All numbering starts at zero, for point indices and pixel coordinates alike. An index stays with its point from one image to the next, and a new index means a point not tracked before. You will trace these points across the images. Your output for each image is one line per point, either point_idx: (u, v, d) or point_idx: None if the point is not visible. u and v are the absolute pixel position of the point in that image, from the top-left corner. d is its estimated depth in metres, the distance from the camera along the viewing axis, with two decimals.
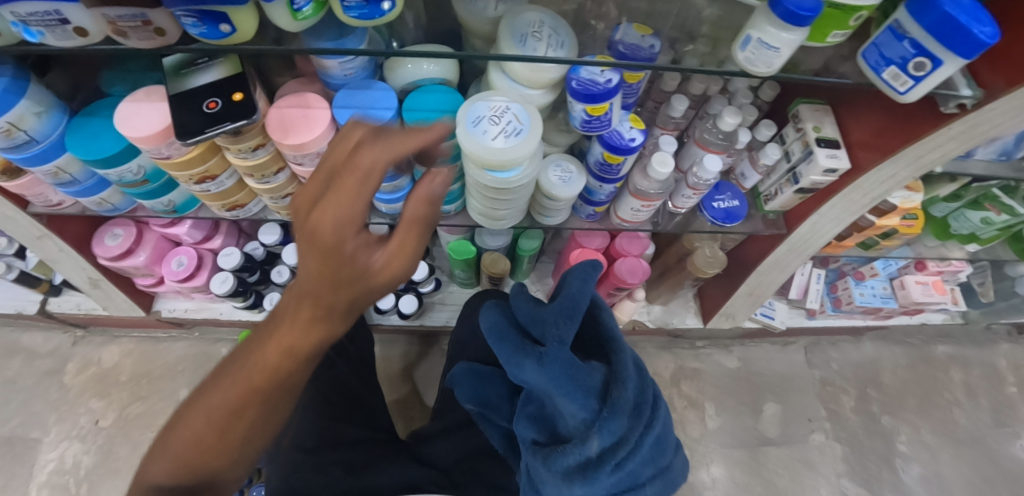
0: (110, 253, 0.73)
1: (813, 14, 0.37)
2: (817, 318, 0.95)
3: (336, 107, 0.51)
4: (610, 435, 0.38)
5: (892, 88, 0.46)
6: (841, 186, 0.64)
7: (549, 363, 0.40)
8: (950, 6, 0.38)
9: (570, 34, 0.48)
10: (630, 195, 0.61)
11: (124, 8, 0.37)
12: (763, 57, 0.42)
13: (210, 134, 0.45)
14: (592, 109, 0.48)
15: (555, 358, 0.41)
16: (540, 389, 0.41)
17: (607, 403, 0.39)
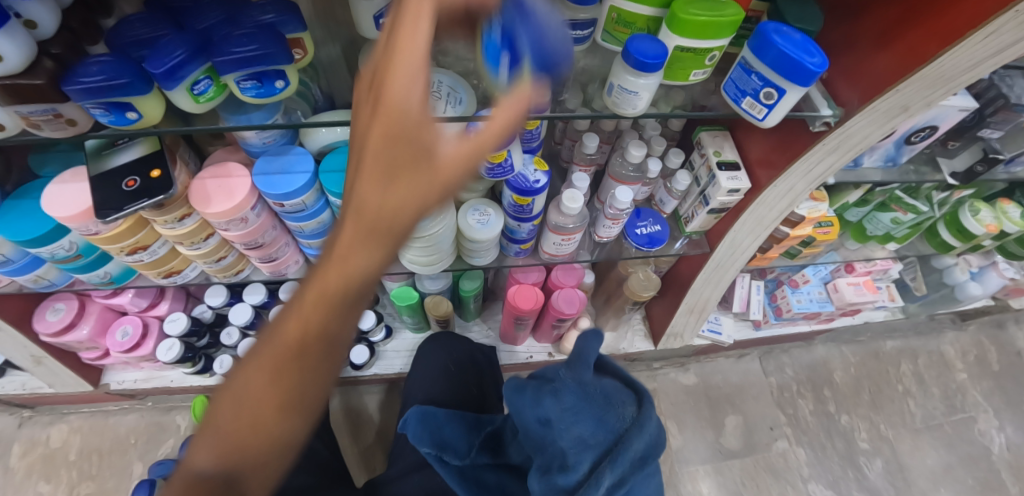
0: (51, 328, 0.74)
1: (660, 61, 0.41)
2: (763, 328, 0.98)
3: (254, 173, 0.53)
4: (618, 468, 0.40)
5: (752, 116, 0.51)
6: (748, 202, 0.68)
7: (565, 397, 0.43)
8: (780, 45, 0.43)
9: (470, 87, 0.52)
10: (550, 231, 0.65)
11: (34, 105, 0.39)
12: (627, 100, 0.46)
13: (127, 211, 0.46)
14: (493, 157, 0.52)
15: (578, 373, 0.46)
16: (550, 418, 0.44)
17: (616, 439, 0.40)
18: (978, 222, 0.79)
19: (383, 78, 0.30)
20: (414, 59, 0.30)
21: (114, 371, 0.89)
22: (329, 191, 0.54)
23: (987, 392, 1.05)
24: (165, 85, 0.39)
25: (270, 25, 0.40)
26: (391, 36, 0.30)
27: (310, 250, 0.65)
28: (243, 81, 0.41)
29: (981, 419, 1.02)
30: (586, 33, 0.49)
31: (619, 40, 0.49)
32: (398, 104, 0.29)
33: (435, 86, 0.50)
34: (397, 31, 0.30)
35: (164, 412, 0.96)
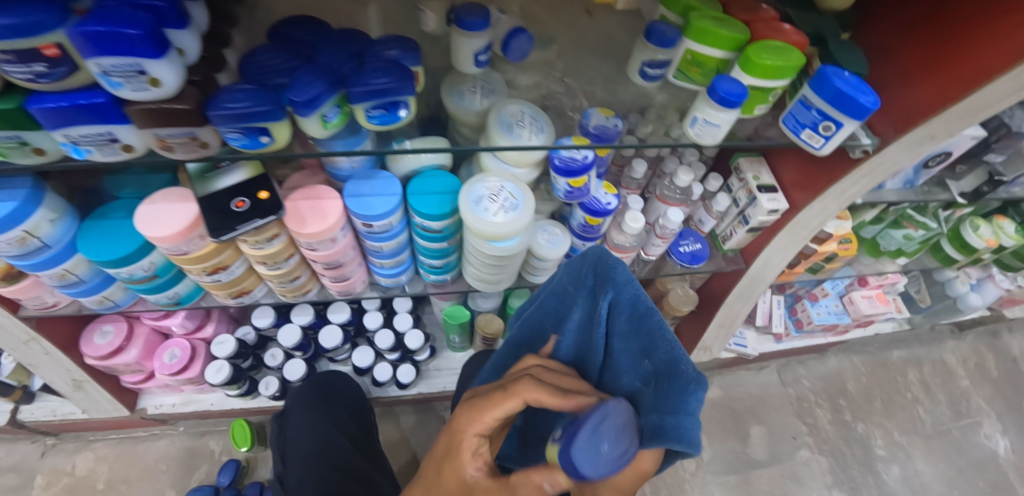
0: (100, 351, 0.73)
1: (742, 99, 0.47)
2: (784, 341, 1.03)
3: (346, 196, 0.55)
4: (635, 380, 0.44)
5: (809, 146, 0.56)
6: (785, 222, 0.74)
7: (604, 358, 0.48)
8: (840, 85, 0.49)
9: (547, 119, 0.58)
10: (609, 249, 0.69)
11: (176, 128, 0.40)
12: (708, 132, 0.51)
13: (239, 231, 0.48)
14: (573, 181, 0.57)
15: (593, 294, 0.51)
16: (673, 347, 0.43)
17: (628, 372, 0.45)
18: (979, 237, 0.86)
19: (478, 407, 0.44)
20: (481, 417, 0.44)
21: (151, 395, 0.87)
22: (417, 212, 0.57)
23: (989, 397, 1.12)
24: (300, 112, 0.41)
25: (396, 60, 0.44)
26: (480, 398, 0.45)
27: (379, 269, 0.68)
28: (371, 110, 0.44)
29: (985, 424, 1.09)
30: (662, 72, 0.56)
31: (692, 78, 0.55)
32: (460, 436, 0.43)
33: (519, 117, 0.57)
34: (492, 392, 0.45)
35: (197, 437, 0.94)
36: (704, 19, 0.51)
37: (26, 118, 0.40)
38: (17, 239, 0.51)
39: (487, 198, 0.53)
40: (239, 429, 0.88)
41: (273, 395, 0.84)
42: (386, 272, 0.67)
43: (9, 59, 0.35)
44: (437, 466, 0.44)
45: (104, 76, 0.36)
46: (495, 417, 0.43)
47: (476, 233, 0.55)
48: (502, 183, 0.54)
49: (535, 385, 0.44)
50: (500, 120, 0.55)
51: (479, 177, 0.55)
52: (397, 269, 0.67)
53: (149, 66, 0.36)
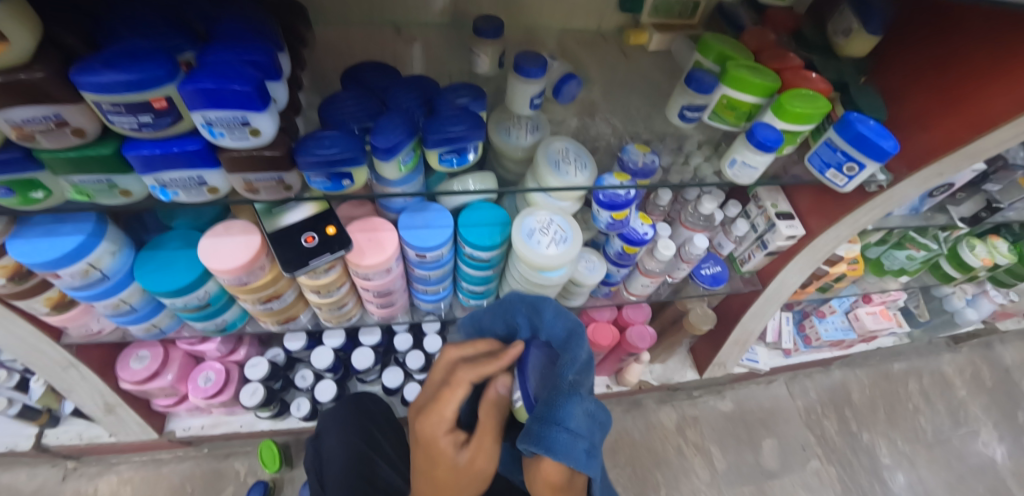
0: (137, 376, 0.73)
1: (778, 144, 0.52)
2: (793, 356, 1.08)
3: (401, 228, 0.58)
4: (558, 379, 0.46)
5: (833, 183, 0.61)
6: (801, 246, 0.78)
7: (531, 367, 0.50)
8: (863, 130, 0.53)
9: (589, 156, 0.62)
10: (640, 274, 0.72)
11: (266, 172, 0.43)
12: (745, 173, 0.55)
13: (311, 266, 0.50)
14: (616, 214, 0.61)
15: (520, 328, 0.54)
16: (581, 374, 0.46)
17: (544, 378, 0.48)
18: (975, 256, 0.93)
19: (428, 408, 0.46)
20: (444, 415, 0.45)
21: (178, 418, 0.87)
22: (468, 242, 0.60)
23: (985, 406, 1.19)
24: (380, 157, 0.44)
25: (467, 107, 0.47)
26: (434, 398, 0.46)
27: (420, 294, 0.70)
28: (445, 154, 0.47)
29: (983, 432, 1.15)
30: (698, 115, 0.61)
31: (724, 119, 0.59)
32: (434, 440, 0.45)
33: (564, 153, 0.60)
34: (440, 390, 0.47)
35: (221, 459, 0.94)
36: (739, 68, 0.56)
37: (119, 163, 0.42)
38: (80, 271, 0.52)
39: (539, 231, 0.56)
40: (268, 451, 0.90)
41: (304, 416, 0.85)
42: (428, 298, 0.69)
43: (119, 110, 0.37)
44: (426, 464, 0.46)
45: (207, 126, 0.38)
46: (454, 411, 0.45)
47: (528, 264, 0.58)
48: (551, 217, 0.57)
49: (474, 368, 0.47)
50: (548, 157, 0.59)
51: (529, 211, 0.58)
52: (437, 295, 0.69)
53: (252, 118, 0.38)
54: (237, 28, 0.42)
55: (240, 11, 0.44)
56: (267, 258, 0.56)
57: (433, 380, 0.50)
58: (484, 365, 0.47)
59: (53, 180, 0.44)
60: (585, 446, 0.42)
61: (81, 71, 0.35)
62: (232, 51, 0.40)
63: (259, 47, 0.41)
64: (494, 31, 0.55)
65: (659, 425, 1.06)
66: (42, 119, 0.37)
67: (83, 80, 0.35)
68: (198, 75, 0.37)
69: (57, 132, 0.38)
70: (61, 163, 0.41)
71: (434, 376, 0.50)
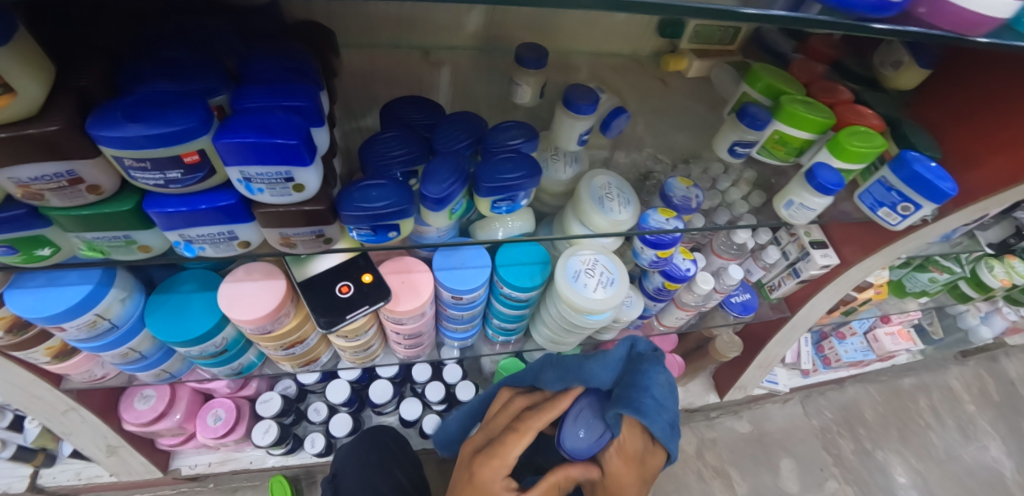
0: (143, 417, 0.68)
1: (840, 186, 0.49)
2: (811, 376, 1.07)
3: (436, 268, 0.54)
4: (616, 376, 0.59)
5: (884, 221, 0.59)
6: (834, 275, 0.76)
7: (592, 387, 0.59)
8: (921, 170, 0.51)
9: (632, 190, 0.59)
10: (675, 306, 0.70)
11: (307, 226, 0.38)
12: (802, 214, 0.54)
13: (352, 320, 0.48)
14: (662, 252, 0.58)
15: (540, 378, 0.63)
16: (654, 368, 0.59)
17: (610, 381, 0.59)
18: (994, 277, 0.91)
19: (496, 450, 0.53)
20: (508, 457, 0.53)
21: (184, 454, 0.82)
22: (506, 283, 0.56)
23: (993, 420, 1.20)
24: (431, 207, 0.41)
25: (521, 150, 0.44)
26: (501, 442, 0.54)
27: (448, 331, 0.66)
28: (497, 202, 0.43)
29: (993, 447, 1.16)
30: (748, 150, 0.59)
31: (774, 154, 0.57)
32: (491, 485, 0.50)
33: (607, 188, 0.56)
34: (507, 432, 0.55)
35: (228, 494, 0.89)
36: (794, 103, 0.53)
37: (138, 218, 0.38)
38: (88, 324, 0.47)
39: (584, 272, 0.54)
40: (279, 486, 0.84)
41: (318, 452, 0.81)
42: (457, 335, 0.66)
43: (145, 166, 0.33)
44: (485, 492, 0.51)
45: (245, 182, 0.34)
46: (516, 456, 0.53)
47: (572, 307, 0.55)
48: (596, 256, 0.56)
49: (538, 414, 0.55)
50: (591, 192, 0.55)
51: (572, 251, 0.56)
52: (465, 332, 0.65)
53: (297, 173, 0.34)
54: (273, 68, 0.38)
55: (274, 47, 0.40)
56: (293, 303, 0.52)
57: (500, 419, 0.60)
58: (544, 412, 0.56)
59: (61, 235, 0.39)
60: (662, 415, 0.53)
61: (103, 124, 0.31)
62: (270, 96, 0.36)
63: (299, 89, 0.37)
64: (537, 62, 0.52)
65: (677, 449, 1.04)
66: (53, 177, 0.32)
67: (104, 136, 0.31)
68: (236, 127, 0.33)
69: (70, 190, 0.34)
70: (72, 221, 0.36)
71: (501, 416, 0.60)
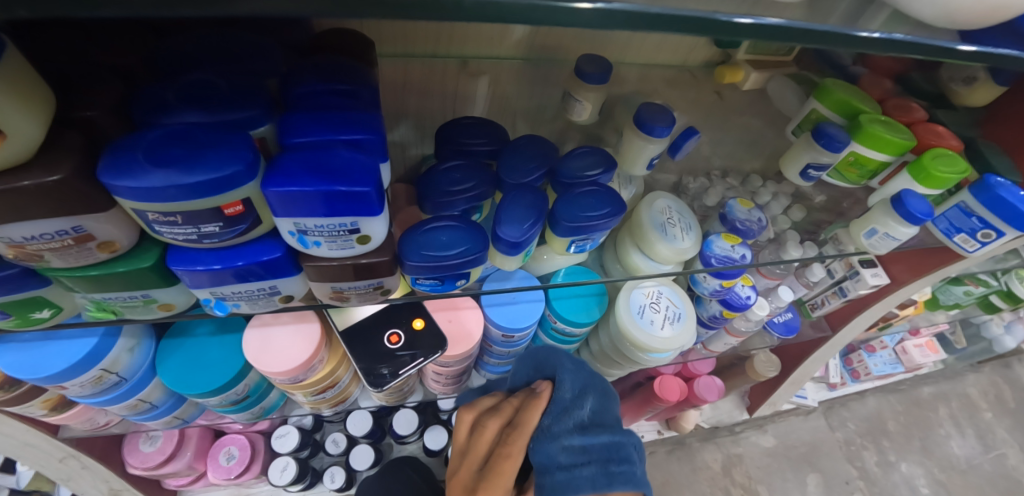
0: (150, 461, 0.63)
1: (929, 215, 0.45)
2: (838, 389, 1.06)
3: (486, 304, 0.49)
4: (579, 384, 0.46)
5: (959, 247, 0.56)
6: (881, 295, 0.73)
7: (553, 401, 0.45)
8: (1007, 197, 0.48)
9: (691, 214, 0.54)
10: (724, 332, 0.66)
11: (365, 279, 0.33)
12: (885, 243, 0.50)
13: (404, 374, 0.45)
14: (726, 282, 0.54)
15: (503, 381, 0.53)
16: (567, 414, 0.43)
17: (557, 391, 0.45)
18: None
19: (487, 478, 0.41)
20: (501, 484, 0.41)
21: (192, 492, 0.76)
22: (561, 318, 0.51)
23: (1010, 428, 1.20)
24: (507, 251, 0.36)
25: (601, 182, 0.39)
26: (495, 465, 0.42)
27: (485, 365, 0.61)
28: (577, 241, 0.39)
29: (1011, 455, 1.16)
30: (820, 173, 0.55)
31: (846, 177, 0.54)
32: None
33: (668, 213, 0.52)
34: (496, 461, 0.42)
35: None
36: (873, 123, 0.49)
37: (159, 274, 0.31)
38: (92, 380, 0.41)
39: (650, 307, 0.51)
40: None
41: (338, 487, 0.75)
42: (496, 370, 0.61)
43: (173, 220, 0.27)
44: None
45: (298, 235, 0.29)
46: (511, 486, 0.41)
47: (635, 346, 0.52)
48: (659, 288, 0.52)
49: (526, 429, 0.43)
50: (654, 220, 0.50)
51: (634, 283, 0.52)
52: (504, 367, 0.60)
53: (364, 223, 0.28)
54: (324, 92, 0.33)
55: (320, 66, 0.34)
56: (327, 349, 0.46)
57: (477, 451, 0.44)
58: (531, 423, 0.43)
59: (64, 295, 0.33)
60: (591, 472, 0.39)
61: (121, 171, 0.25)
62: (325, 129, 0.30)
63: (357, 119, 0.31)
64: (599, 76, 0.47)
65: (705, 466, 1.01)
66: (56, 235, 0.26)
67: (127, 187, 0.25)
68: (291, 171, 0.27)
69: (77, 248, 0.28)
70: (79, 281, 0.30)
71: (476, 447, 0.44)
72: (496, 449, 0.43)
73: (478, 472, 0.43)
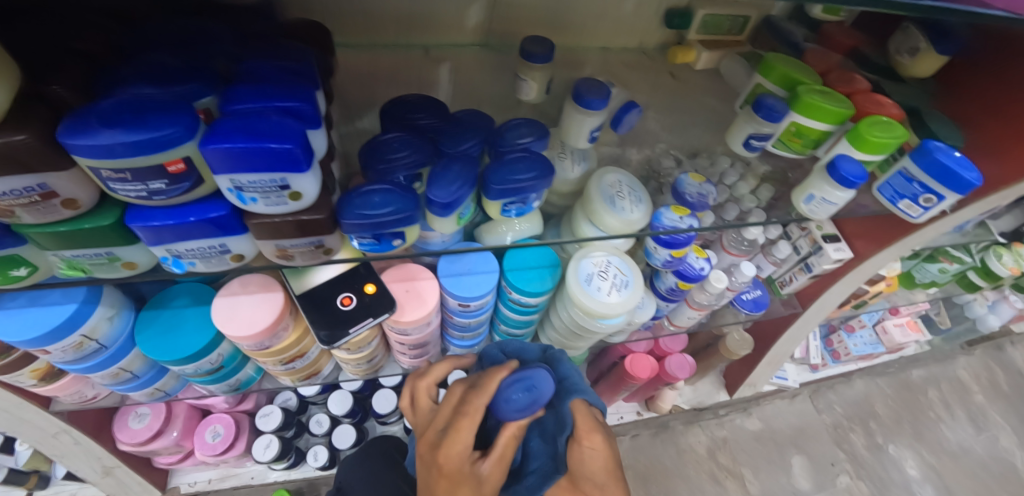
0: (139, 437, 0.66)
1: (862, 179, 0.47)
2: (820, 370, 1.07)
3: (442, 275, 0.51)
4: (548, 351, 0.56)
5: (905, 213, 0.57)
6: (848, 269, 0.74)
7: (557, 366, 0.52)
8: (942, 159, 0.49)
9: (642, 187, 0.56)
10: (687, 306, 0.68)
11: (305, 236, 0.36)
12: (824, 208, 0.52)
13: (354, 333, 0.47)
14: (676, 251, 0.56)
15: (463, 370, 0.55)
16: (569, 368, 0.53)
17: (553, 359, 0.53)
18: (1003, 266, 0.87)
19: (459, 420, 0.41)
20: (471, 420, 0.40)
21: (183, 471, 0.80)
22: (515, 288, 0.53)
23: (1003, 410, 1.19)
24: (438, 212, 0.38)
25: (531, 148, 0.42)
26: (452, 419, 0.41)
27: (451, 339, 0.64)
28: (508, 205, 0.41)
29: (1003, 437, 1.15)
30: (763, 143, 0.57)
31: (790, 147, 0.55)
32: (462, 423, 0.40)
33: (618, 186, 0.54)
34: (456, 418, 0.41)
35: None
36: (811, 93, 0.51)
37: (120, 233, 0.35)
38: (73, 345, 0.44)
39: (597, 275, 0.53)
40: None
41: (322, 465, 0.78)
42: (462, 343, 0.63)
43: (124, 177, 0.30)
44: (461, 431, 0.40)
45: (236, 191, 0.32)
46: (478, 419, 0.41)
47: (584, 312, 0.54)
48: (608, 258, 0.54)
49: (484, 391, 0.42)
50: (602, 192, 0.52)
51: (583, 253, 0.54)
52: (470, 340, 0.62)
53: (293, 180, 0.31)
54: (268, 68, 0.36)
55: (267, 47, 0.37)
56: (292, 317, 0.49)
57: (440, 415, 0.43)
58: (490, 388, 0.43)
59: (38, 254, 0.36)
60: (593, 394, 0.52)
61: (76, 131, 0.28)
62: (262, 98, 0.33)
63: (294, 90, 0.34)
64: (544, 56, 0.50)
65: (689, 449, 1.03)
66: (23, 191, 0.29)
67: (80, 145, 0.28)
68: (225, 132, 0.30)
69: (43, 204, 0.31)
70: (49, 238, 0.33)
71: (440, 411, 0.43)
72: (458, 408, 0.42)
73: (441, 431, 0.42)
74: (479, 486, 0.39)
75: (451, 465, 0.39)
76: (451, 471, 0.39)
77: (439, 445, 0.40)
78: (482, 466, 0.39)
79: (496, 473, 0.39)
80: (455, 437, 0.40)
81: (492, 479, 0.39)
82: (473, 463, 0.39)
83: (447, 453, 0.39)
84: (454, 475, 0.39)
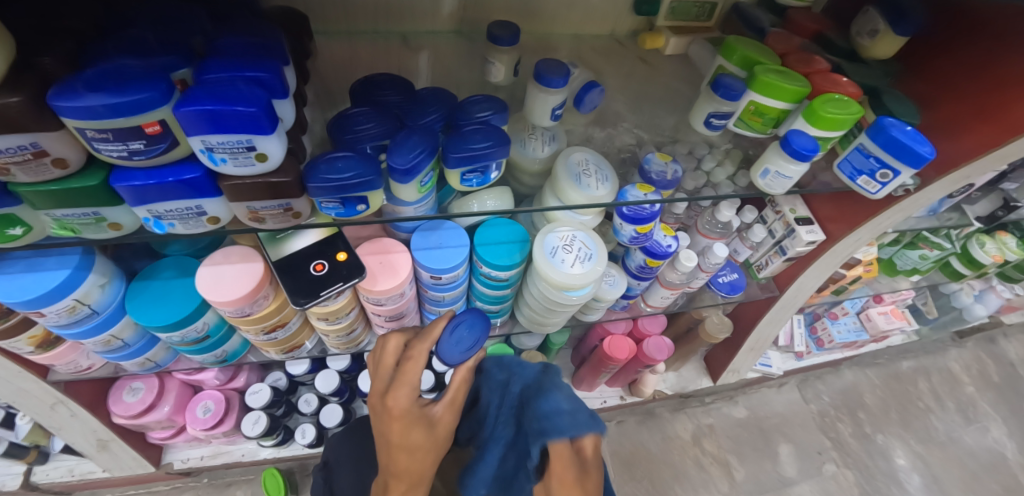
0: (132, 410, 0.69)
1: (814, 153, 0.49)
2: (805, 358, 1.08)
3: (415, 249, 0.54)
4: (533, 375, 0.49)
5: (864, 190, 0.59)
6: (821, 251, 0.75)
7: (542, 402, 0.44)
8: (895, 133, 0.51)
9: (609, 166, 0.58)
10: (660, 285, 0.70)
11: (273, 199, 0.39)
12: (779, 183, 0.55)
13: (324, 295, 0.49)
14: (641, 227, 0.58)
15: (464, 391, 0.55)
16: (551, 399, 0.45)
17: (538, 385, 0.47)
18: (986, 253, 0.89)
19: (406, 364, 0.46)
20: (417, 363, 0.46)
21: (177, 448, 0.83)
22: (485, 262, 0.56)
23: (994, 402, 1.19)
24: (400, 179, 0.41)
25: (490, 121, 0.44)
26: (400, 365, 0.46)
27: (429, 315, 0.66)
28: (468, 174, 0.45)
29: (993, 428, 1.15)
30: (725, 123, 0.59)
31: (751, 125, 0.57)
32: (411, 369, 0.45)
33: (584, 165, 0.56)
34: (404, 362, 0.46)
35: (222, 488, 0.90)
36: (768, 73, 0.53)
37: (105, 194, 0.38)
38: (67, 309, 0.47)
39: (562, 248, 0.56)
40: (271, 480, 0.83)
41: (309, 443, 0.80)
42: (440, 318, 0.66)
43: (106, 137, 0.33)
44: (409, 373, 0.45)
45: (207, 152, 0.34)
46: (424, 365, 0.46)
47: (550, 283, 0.57)
48: (574, 232, 0.57)
49: (427, 337, 0.48)
50: (568, 169, 0.55)
51: (550, 227, 0.57)
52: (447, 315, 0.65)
53: (259, 142, 0.34)
54: (240, 44, 0.38)
55: (241, 26, 0.40)
56: (271, 286, 0.52)
57: (383, 362, 0.47)
58: (434, 334, 0.48)
59: (31, 214, 0.39)
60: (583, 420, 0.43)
61: (62, 93, 0.31)
62: (232, 69, 0.36)
63: (262, 62, 0.37)
64: (510, 39, 0.53)
65: (674, 435, 1.04)
66: (16, 150, 0.33)
67: (65, 105, 0.30)
68: (197, 96, 0.32)
69: (34, 163, 0.34)
70: (40, 198, 0.36)
71: (383, 358, 0.48)
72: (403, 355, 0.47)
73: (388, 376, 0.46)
74: (432, 426, 0.44)
75: (400, 406, 0.43)
76: (401, 411, 0.43)
77: (387, 388, 0.45)
78: (434, 407, 0.45)
79: (448, 413, 0.45)
80: (403, 379, 0.45)
81: (445, 418, 0.45)
82: (426, 405, 0.45)
83: (396, 395, 0.44)
84: (405, 415, 0.43)
